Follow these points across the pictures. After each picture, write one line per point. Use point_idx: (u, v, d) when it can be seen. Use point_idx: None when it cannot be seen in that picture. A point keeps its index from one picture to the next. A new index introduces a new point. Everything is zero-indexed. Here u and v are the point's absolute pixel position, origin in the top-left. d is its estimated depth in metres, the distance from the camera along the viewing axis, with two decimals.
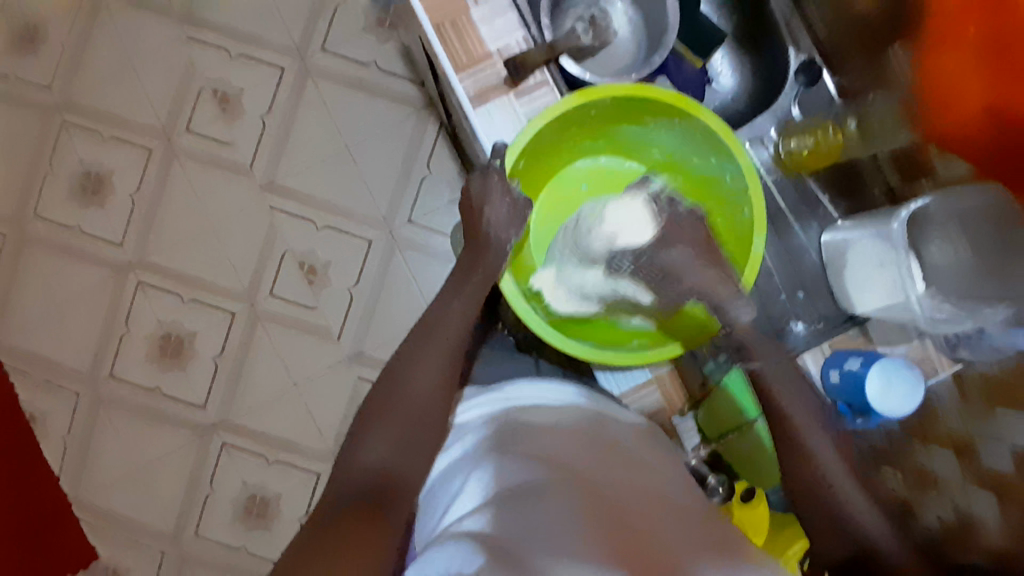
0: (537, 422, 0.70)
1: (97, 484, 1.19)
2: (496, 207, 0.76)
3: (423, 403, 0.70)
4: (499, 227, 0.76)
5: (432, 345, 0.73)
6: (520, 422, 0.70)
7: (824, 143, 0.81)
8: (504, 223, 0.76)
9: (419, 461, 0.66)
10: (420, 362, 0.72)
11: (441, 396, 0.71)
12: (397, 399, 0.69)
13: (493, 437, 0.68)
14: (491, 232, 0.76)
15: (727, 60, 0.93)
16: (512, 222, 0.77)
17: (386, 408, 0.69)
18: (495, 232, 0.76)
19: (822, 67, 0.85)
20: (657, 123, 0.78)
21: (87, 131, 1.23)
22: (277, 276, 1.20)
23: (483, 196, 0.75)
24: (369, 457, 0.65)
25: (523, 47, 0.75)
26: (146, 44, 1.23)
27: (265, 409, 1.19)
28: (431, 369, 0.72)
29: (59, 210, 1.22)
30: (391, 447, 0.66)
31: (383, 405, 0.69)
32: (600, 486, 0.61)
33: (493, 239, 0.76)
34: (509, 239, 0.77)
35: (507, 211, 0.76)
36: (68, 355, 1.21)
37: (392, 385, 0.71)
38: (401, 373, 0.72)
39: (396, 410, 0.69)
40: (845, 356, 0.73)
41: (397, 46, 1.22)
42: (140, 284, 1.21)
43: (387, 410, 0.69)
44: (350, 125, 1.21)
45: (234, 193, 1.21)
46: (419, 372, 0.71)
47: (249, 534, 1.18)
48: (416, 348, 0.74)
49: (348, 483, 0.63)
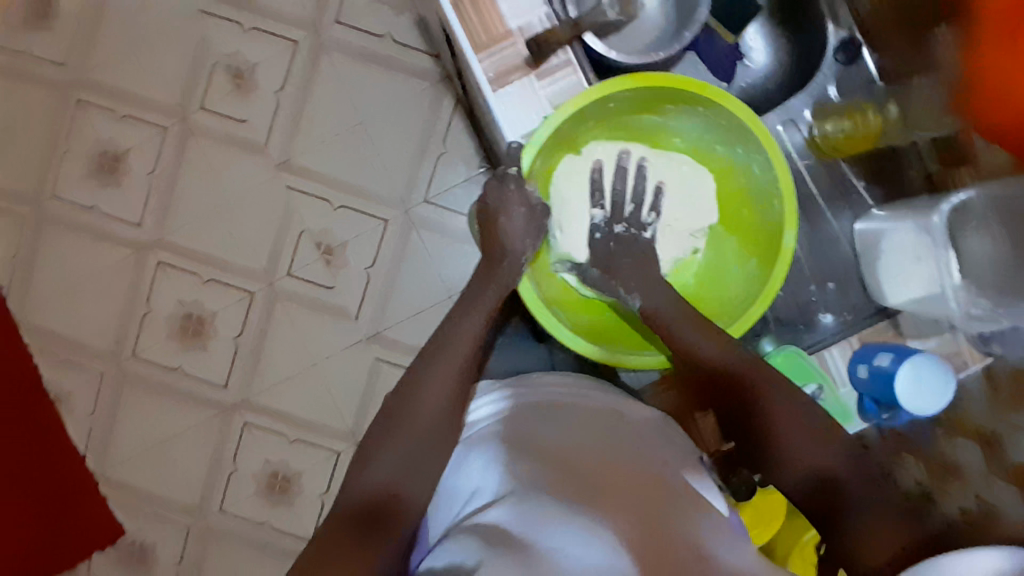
0: (548, 428, 0.70)
1: (123, 460, 1.21)
2: (511, 216, 0.73)
3: (442, 406, 0.68)
4: (513, 235, 0.73)
5: (444, 356, 0.70)
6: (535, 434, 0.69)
7: (861, 127, 0.76)
8: (520, 232, 0.73)
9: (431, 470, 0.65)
10: (432, 368, 0.70)
11: (458, 396, 0.69)
12: (411, 406, 0.68)
13: (506, 444, 0.68)
14: (506, 242, 0.73)
15: (760, 34, 0.89)
16: (529, 230, 0.73)
17: (401, 415, 0.68)
18: (510, 238, 0.73)
19: (862, 44, 0.80)
20: (678, 111, 0.75)
21: (102, 109, 1.21)
22: (295, 255, 1.20)
23: (500, 204, 0.72)
24: (379, 467, 0.65)
25: (546, 24, 0.71)
26: (158, 17, 1.20)
27: (285, 389, 1.20)
28: (443, 374, 0.69)
29: (77, 189, 1.22)
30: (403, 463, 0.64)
31: (399, 410, 0.68)
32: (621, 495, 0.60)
33: (508, 249, 0.73)
34: (526, 250, 0.73)
35: (523, 220, 0.73)
36: (90, 333, 1.21)
37: (405, 392, 0.69)
38: (416, 377, 0.70)
39: (411, 415, 0.67)
40: (874, 351, 0.71)
41: (412, 17, 1.18)
42: (160, 264, 1.21)
43: (403, 420, 0.67)
44: (365, 101, 1.18)
45: (251, 171, 1.20)
46: (432, 377, 0.69)
47: (272, 510, 1.19)
48: (428, 354, 0.71)
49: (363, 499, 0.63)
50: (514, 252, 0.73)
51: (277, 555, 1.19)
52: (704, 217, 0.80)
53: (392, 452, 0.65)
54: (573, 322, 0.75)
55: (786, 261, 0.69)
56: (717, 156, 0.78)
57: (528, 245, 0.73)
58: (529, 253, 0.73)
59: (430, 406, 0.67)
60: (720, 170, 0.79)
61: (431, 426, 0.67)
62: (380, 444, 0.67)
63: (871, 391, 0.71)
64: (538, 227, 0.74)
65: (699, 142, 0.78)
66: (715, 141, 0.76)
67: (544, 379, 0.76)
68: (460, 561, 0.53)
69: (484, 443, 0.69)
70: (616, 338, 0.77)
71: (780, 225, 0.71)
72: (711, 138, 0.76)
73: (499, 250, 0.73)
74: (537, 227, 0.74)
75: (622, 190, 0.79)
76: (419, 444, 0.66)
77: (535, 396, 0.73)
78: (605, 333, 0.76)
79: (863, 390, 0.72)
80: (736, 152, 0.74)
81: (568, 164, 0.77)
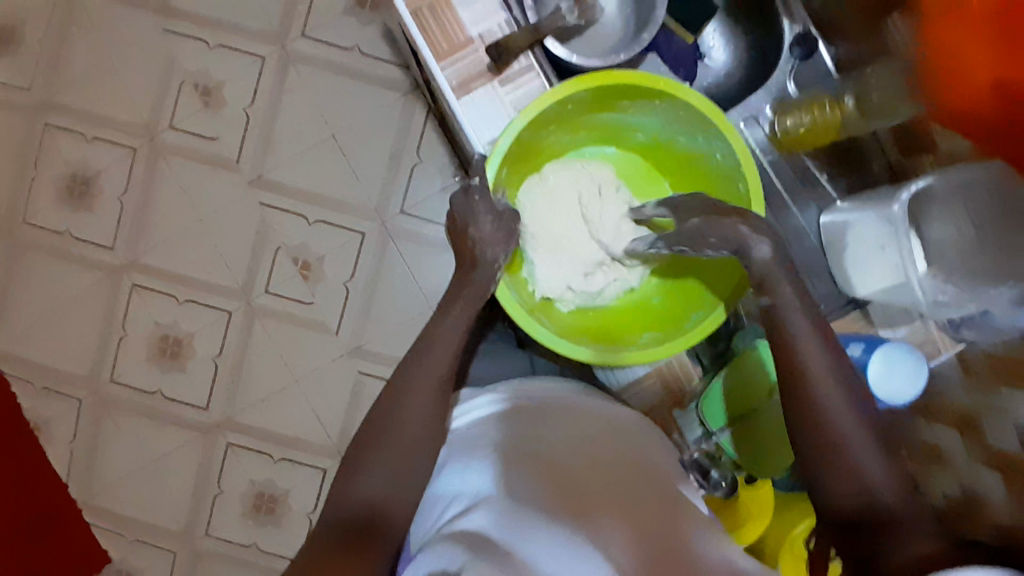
0: (534, 440, 0.68)
1: (105, 487, 1.19)
2: (479, 225, 0.71)
3: (420, 423, 0.67)
4: (483, 244, 0.71)
5: (421, 373, 0.69)
6: (522, 445, 0.67)
7: (821, 121, 0.77)
8: (489, 238, 0.72)
9: (411, 491, 0.64)
10: (409, 386, 0.68)
11: (435, 412, 0.68)
12: (390, 425, 0.66)
13: (493, 455, 0.66)
14: (476, 251, 0.71)
15: (719, 34, 0.91)
16: (499, 236, 0.72)
17: (378, 435, 0.66)
18: (481, 248, 0.71)
19: (817, 39, 0.82)
20: (636, 106, 0.75)
21: (71, 133, 1.20)
22: (272, 272, 1.19)
23: (466, 217, 0.72)
24: (369, 484, 0.63)
25: (506, 30, 0.72)
26: (123, 40, 1.20)
27: (267, 407, 1.19)
28: (424, 388, 0.68)
29: (47, 215, 1.20)
30: (385, 484, 0.63)
31: (375, 428, 0.67)
32: (596, 515, 0.59)
33: (478, 257, 0.71)
34: (497, 256, 0.72)
35: (491, 227, 0.72)
36: (66, 361, 1.20)
37: (382, 410, 0.68)
38: (395, 392, 0.69)
39: (390, 434, 0.66)
40: (846, 341, 0.72)
41: (380, 29, 1.18)
42: (136, 286, 1.20)
43: (377, 439, 0.66)
44: (336, 114, 1.18)
45: (224, 189, 1.19)
46: (412, 398, 0.68)
47: (260, 531, 1.18)
48: (407, 365, 0.70)
49: (341, 518, 0.61)
50: (484, 260, 0.71)
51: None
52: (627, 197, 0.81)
53: (373, 471, 0.64)
54: (555, 326, 0.74)
55: None
56: (680, 145, 0.78)
57: (500, 252, 0.72)
58: (501, 259, 0.72)
59: (404, 422, 0.66)
60: (688, 157, 0.78)
61: (412, 444, 0.65)
62: (363, 463, 0.65)
63: None
64: (508, 237, 0.73)
65: (661, 134, 0.78)
66: (676, 132, 0.76)
67: (524, 380, 0.77)
68: (443, 566, 0.51)
69: (472, 452, 0.67)
70: (616, 324, 0.80)
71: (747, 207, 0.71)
72: (673, 130, 0.76)
73: (469, 260, 0.72)
74: (505, 232, 0.72)
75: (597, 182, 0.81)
76: (402, 461, 0.65)
77: (520, 400, 0.73)
78: (591, 333, 0.76)
79: None
80: (699, 140, 0.74)
81: (525, 192, 0.79)
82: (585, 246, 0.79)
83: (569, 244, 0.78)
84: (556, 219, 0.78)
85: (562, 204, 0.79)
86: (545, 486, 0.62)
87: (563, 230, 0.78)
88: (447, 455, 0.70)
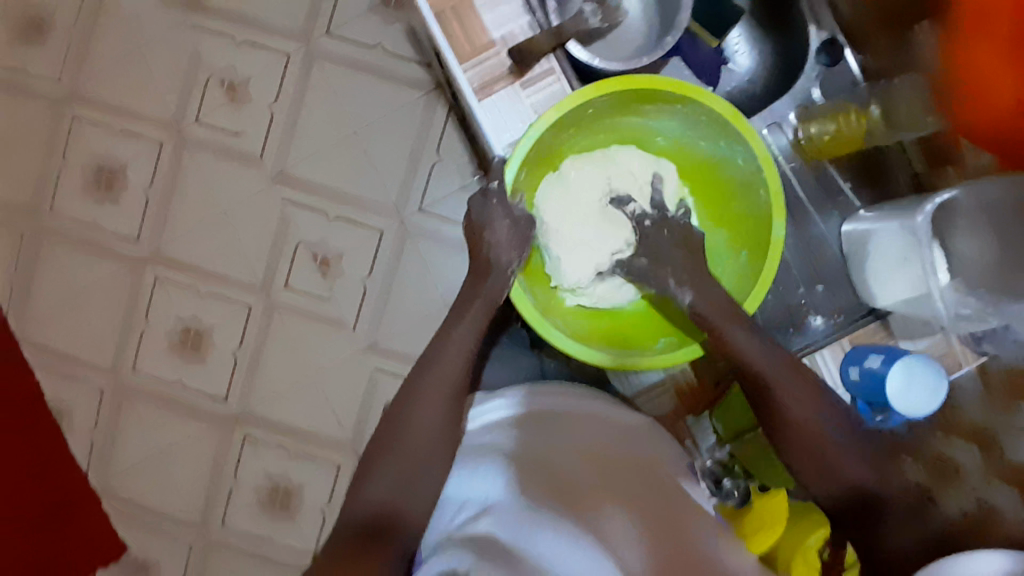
0: (546, 448, 0.68)
1: (124, 473, 1.22)
2: (495, 229, 0.72)
3: (433, 425, 0.68)
4: (499, 248, 0.72)
5: (433, 377, 0.70)
6: (536, 453, 0.67)
7: (845, 130, 0.76)
8: (504, 244, 0.72)
9: (423, 493, 0.65)
10: (422, 389, 0.69)
11: (447, 415, 0.69)
12: (403, 427, 0.68)
13: (504, 460, 0.66)
14: (491, 256, 0.72)
15: (744, 39, 0.90)
16: (514, 243, 0.72)
17: (392, 437, 0.67)
18: (496, 253, 0.72)
19: (845, 46, 0.81)
20: (657, 111, 0.75)
21: (99, 125, 1.22)
22: (292, 267, 1.20)
23: (482, 221, 0.72)
24: (380, 485, 0.64)
25: (528, 33, 0.72)
26: (152, 34, 1.22)
27: (284, 400, 1.20)
28: (436, 391, 0.69)
29: (74, 205, 1.23)
30: (395, 487, 0.64)
31: (389, 431, 0.68)
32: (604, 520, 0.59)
33: (493, 262, 0.72)
34: (512, 261, 0.72)
35: (507, 232, 0.72)
36: (90, 349, 1.22)
37: (396, 414, 0.69)
38: (410, 394, 0.70)
39: (403, 437, 0.67)
40: (866, 353, 0.71)
41: (404, 28, 1.19)
42: (158, 277, 1.22)
43: (391, 444, 0.67)
44: (358, 111, 1.19)
45: (247, 183, 1.21)
46: (425, 400, 0.69)
47: (274, 522, 1.20)
48: (419, 370, 0.71)
49: (353, 522, 0.63)
50: (500, 265, 0.72)
51: (280, 568, 1.19)
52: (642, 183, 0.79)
53: (386, 470, 0.65)
54: (572, 329, 0.74)
55: (776, 252, 0.69)
56: (700, 151, 0.78)
57: (514, 258, 0.72)
58: (517, 263, 0.72)
59: (418, 427, 0.67)
60: (709, 163, 0.78)
61: (426, 448, 0.66)
62: (377, 464, 0.66)
63: (862, 394, 0.70)
64: (523, 244, 0.73)
65: (682, 139, 0.78)
66: (696, 137, 0.76)
67: (537, 386, 0.77)
68: (454, 566, 0.51)
69: (484, 459, 0.68)
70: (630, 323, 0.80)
71: (768, 214, 0.71)
72: (694, 135, 0.76)
73: (484, 265, 0.72)
74: (521, 238, 0.73)
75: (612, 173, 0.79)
76: (414, 464, 0.65)
77: (536, 404, 0.74)
78: (609, 337, 0.76)
79: (856, 392, 0.72)
80: (721, 145, 0.73)
81: (543, 190, 0.78)
82: (608, 233, 0.77)
83: (586, 237, 0.77)
84: (570, 216, 0.78)
85: (575, 198, 0.78)
86: (555, 489, 0.62)
87: (578, 226, 0.77)
88: (459, 461, 0.70)
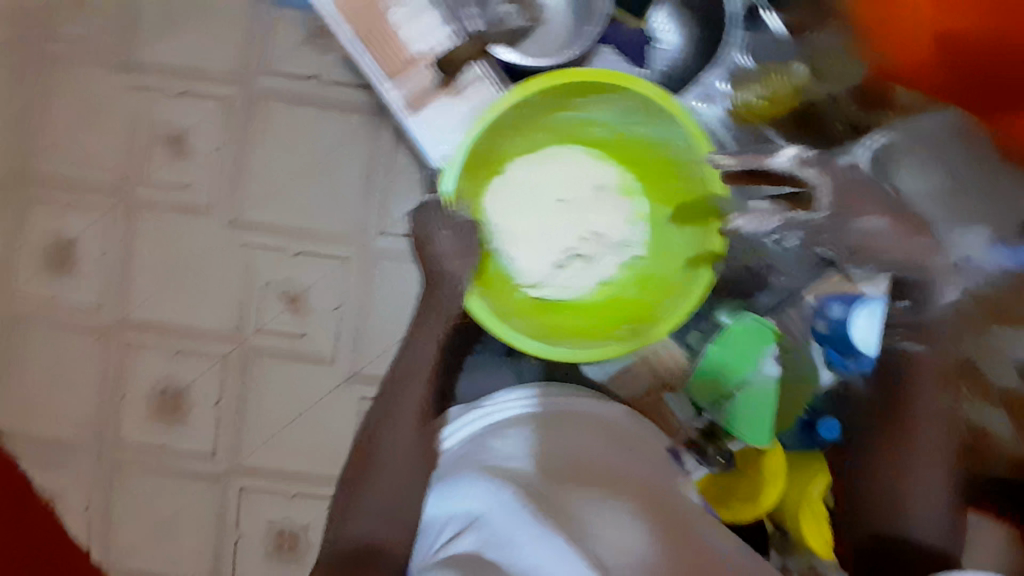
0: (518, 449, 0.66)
1: (126, 546, 1.20)
2: (441, 239, 0.74)
3: (400, 454, 0.72)
4: (445, 257, 0.74)
5: (397, 408, 0.75)
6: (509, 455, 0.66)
7: (780, 93, 0.82)
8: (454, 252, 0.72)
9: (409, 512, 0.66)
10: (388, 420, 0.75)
11: (413, 441, 0.73)
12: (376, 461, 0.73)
13: (481, 471, 0.64)
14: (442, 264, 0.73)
15: (667, 17, 0.88)
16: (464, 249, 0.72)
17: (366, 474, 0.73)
18: None
19: (765, 9, 0.83)
20: (591, 102, 0.75)
21: (44, 199, 1.20)
22: (261, 310, 1.19)
23: (427, 232, 0.75)
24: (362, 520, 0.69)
25: (451, 44, 0.76)
26: (85, 99, 1.20)
27: (276, 446, 1.19)
28: (401, 420, 0.74)
29: (32, 285, 1.20)
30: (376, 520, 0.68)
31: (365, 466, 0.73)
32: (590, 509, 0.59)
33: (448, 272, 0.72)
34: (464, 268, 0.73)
35: (452, 240, 0.74)
36: (71, 426, 1.20)
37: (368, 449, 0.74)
38: (378, 430, 0.75)
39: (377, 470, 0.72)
40: (828, 303, 0.81)
41: (337, 54, 1.18)
42: (129, 343, 1.20)
43: (370, 474, 0.73)
44: (303, 144, 1.18)
45: (203, 234, 1.19)
46: (392, 431, 0.74)
47: (285, 570, 1.18)
48: (383, 403, 0.76)
49: (343, 554, 0.69)
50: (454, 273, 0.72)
51: None
52: (591, 174, 0.82)
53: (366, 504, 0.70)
54: (535, 327, 0.74)
55: None
56: (638, 137, 0.78)
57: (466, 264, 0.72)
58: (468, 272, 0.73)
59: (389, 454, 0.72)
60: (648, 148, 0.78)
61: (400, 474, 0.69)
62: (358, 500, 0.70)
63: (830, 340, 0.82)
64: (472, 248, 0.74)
65: (621, 128, 0.78)
66: (634, 124, 0.76)
67: (507, 389, 0.78)
68: None
69: (462, 473, 0.67)
70: (596, 315, 0.80)
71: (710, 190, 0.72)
72: (631, 122, 0.76)
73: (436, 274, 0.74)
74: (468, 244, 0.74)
75: (559, 168, 0.81)
76: (388, 497, 0.69)
77: (504, 413, 0.74)
78: (575, 330, 0.76)
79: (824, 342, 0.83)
80: (656, 128, 0.73)
81: (493, 193, 0.79)
82: (571, 220, 0.80)
83: (552, 227, 0.80)
84: (529, 211, 0.80)
85: (530, 194, 0.80)
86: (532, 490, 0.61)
87: (539, 220, 0.80)
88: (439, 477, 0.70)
